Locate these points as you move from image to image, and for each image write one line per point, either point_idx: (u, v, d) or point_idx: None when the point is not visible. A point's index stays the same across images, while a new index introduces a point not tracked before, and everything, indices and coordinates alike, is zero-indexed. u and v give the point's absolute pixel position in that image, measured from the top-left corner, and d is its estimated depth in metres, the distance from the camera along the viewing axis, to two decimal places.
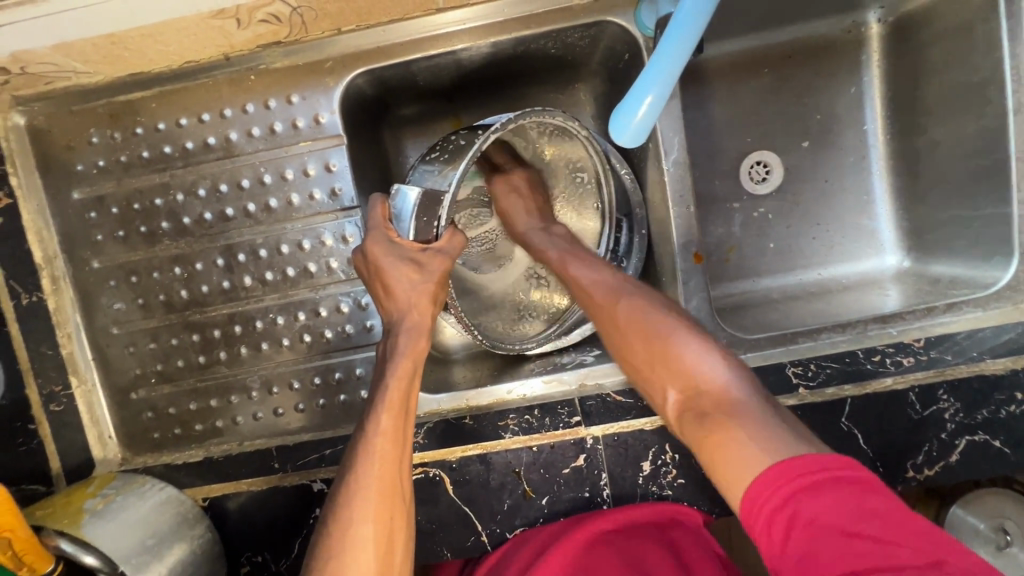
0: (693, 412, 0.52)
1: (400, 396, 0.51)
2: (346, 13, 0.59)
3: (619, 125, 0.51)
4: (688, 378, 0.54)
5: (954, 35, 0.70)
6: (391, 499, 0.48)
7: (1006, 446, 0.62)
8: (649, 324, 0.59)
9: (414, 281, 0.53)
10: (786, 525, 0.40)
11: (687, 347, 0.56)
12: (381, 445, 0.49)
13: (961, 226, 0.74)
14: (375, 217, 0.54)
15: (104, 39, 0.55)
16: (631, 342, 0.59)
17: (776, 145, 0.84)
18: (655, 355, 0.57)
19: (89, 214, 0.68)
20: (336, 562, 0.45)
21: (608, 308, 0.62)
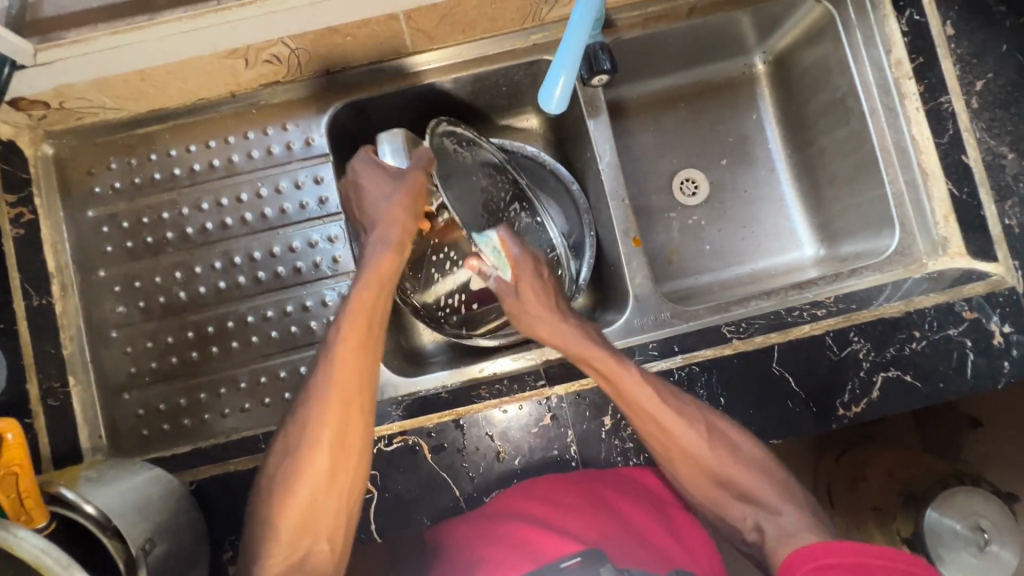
0: (740, 505, 0.67)
1: (369, 306, 0.63)
2: (334, 56, 0.74)
3: (545, 94, 0.61)
4: (735, 473, 0.67)
5: (817, 65, 0.88)
6: (350, 385, 0.61)
7: (916, 379, 0.71)
8: (712, 439, 0.67)
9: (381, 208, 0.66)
10: (832, 571, 0.52)
11: (743, 461, 0.67)
12: (343, 341, 0.62)
13: (854, 212, 0.88)
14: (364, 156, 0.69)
15: (134, 75, 0.68)
16: (697, 456, 0.67)
17: (699, 164, 1.00)
18: (716, 463, 0.67)
19: (101, 228, 0.77)
20: (302, 456, 0.59)
21: (680, 434, 0.66)
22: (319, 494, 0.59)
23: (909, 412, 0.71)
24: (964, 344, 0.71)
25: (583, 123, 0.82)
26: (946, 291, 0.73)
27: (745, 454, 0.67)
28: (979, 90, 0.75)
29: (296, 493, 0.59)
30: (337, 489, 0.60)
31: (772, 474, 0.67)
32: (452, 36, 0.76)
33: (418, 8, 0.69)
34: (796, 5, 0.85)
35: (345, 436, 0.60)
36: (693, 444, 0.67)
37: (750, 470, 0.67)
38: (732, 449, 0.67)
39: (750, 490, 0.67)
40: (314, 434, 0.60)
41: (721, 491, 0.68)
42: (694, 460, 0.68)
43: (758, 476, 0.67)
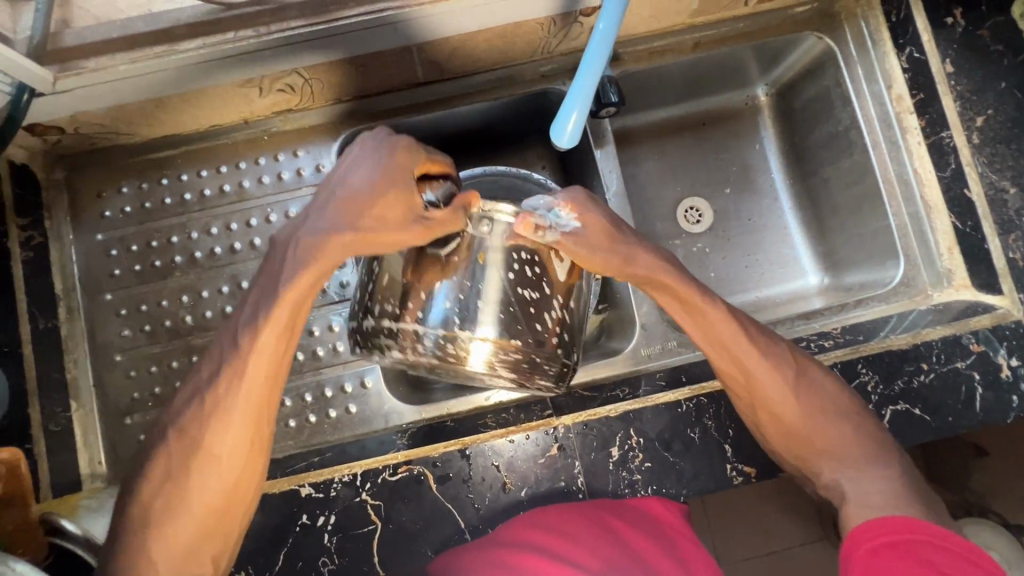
0: (825, 462, 0.66)
1: (285, 319, 0.54)
2: (347, 86, 0.76)
3: (557, 130, 0.61)
4: (828, 424, 0.65)
5: (819, 99, 0.90)
6: (253, 433, 0.55)
7: (925, 412, 0.70)
8: (804, 400, 0.65)
9: (348, 214, 0.53)
10: (892, 552, 0.58)
11: (839, 425, 0.65)
12: (250, 386, 0.54)
13: (858, 243, 0.89)
14: (400, 144, 0.56)
15: (151, 102, 0.70)
16: (790, 417, 0.65)
17: (703, 193, 1.01)
18: (808, 414, 0.65)
19: (110, 251, 0.77)
20: (187, 473, 0.54)
21: (768, 393, 0.65)
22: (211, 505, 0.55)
23: (919, 446, 0.71)
24: (972, 378, 0.71)
25: (590, 153, 0.84)
26: (951, 323, 0.73)
27: (837, 408, 0.66)
28: (980, 126, 0.77)
29: (163, 540, 0.54)
30: (218, 508, 0.55)
31: (864, 429, 0.65)
32: (462, 68, 0.78)
33: (431, 40, 0.70)
34: (798, 40, 0.87)
35: (241, 481, 0.56)
36: (782, 404, 0.65)
37: (842, 422, 0.65)
38: (823, 411, 0.65)
39: (848, 455, 0.65)
40: (205, 479, 0.54)
41: (806, 449, 0.66)
42: (787, 425, 0.66)
43: (853, 432, 0.65)
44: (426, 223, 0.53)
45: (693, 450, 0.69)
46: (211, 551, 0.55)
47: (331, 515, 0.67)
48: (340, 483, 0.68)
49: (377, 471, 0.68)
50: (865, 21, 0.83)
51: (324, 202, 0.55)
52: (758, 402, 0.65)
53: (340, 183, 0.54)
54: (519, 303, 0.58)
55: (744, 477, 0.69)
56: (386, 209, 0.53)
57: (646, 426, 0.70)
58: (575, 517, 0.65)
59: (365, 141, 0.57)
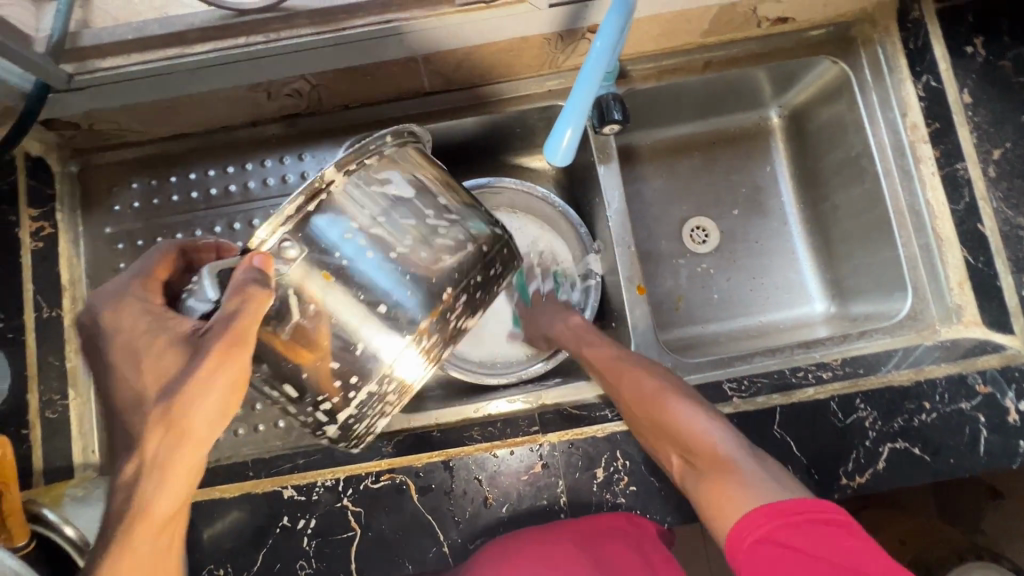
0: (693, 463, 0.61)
1: (159, 512, 0.44)
2: (353, 92, 0.77)
3: (551, 149, 0.62)
4: (675, 419, 0.63)
5: (832, 124, 0.88)
6: None
7: (925, 453, 0.68)
8: (646, 385, 0.66)
9: (151, 431, 0.44)
10: (765, 548, 0.51)
11: (687, 412, 0.63)
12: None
13: (867, 272, 0.87)
14: (118, 319, 0.48)
15: (162, 102, 0.72)
16: (641, 405, 0.65)
17: (710, 213, 0.99)
18: (660, 410, 0.64)
19: (116, 245, 0.79)
20: None
21: (622, 381, 0.68)
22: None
23: (918, 487, 0.68)
24: (977, 420, 0.68)
25: (594, 168, 0.83)
26: (958, 361, 0.71)
27: (682, 398, 0.65)
28: (996, 158, 0.75)
29: None
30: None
31: (720, 423, 0.63)
32: (469, 79, 0.78)
33: (438, 52, 0.71)
34: (813, 63, 0.85)
35: None
36: (628, 389, 0.66)
37: (698, 420, 0.63)
38: (664, 396, 0.64)
39: (689, 445, 0.61)
40: None
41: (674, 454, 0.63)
42: (635, 410, 0.65)
43: (693, 418, 0.63)
44: (234, 344, 0.44)
45: None
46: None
47: (311, 519, 0.67)
48: (322, 487, 0.68)
49: (360, 478, 0.68)
50: (882, 47, 0.81)
51: (123, 419, 0.45)
52: (618, 390, 0.67)
53: (117, 410, 0.46)
54: (404, 258, 0.50)
55: None
56: (185, 387, 0.44)
57: (633, 450, 0.68)
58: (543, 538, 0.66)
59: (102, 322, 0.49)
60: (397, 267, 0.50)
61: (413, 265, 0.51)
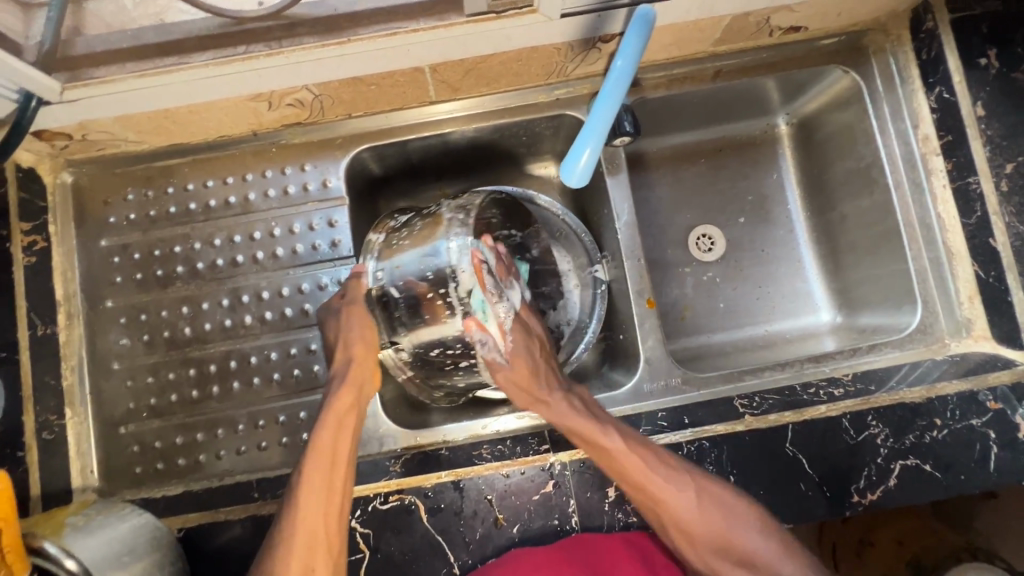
0: (736, 567, 0.63)
1: (348, 422, 0.63)
2: (357, 102, 0.74)
3: (569, 168, 0.64)
4: (762, 570, 0.62)
5: (841, 133, 0.87)
6: (335, 503, 0.60)
7: (936, 469, 0.68)
8: (701, 504, 0.63)
9: (335, 373, 0.66)
10: None
11: (739, 531, 0.62)
12: (315, 465, 0.60)
13: (875, 283, 0.86)
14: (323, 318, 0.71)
15: (159, 113, 0.69)
16: (683, 521, 0.64)
17: (717, 221, 0.98)
18: (711, 533, 0.63)
19: (112, 258, 0.76)
20: (286, 547, 0.57)
21: (667, 499, 0.63)
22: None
23: (928, 503, 0.68)
24: (987, 436, 0.68)
25: (602, 180, 0.82)
26: (967, 377, 0.71)
27: (737, 516, 0.62)
28: (1009, 172, 0.73)
29: None
30: (319, 544, 0.57)
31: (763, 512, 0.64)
32: (475, 88, 0.76)
33: (444, 62, 0.69)
34: (823, 73, 0.84)
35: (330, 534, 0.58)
36: (679, 506, 0.63)
37: (744, 507, 0.63)
38: (724, 522, 0.62)
39: (751, 562, 0.63)
40: (304, 536, 0.57)
41: (722, 555, 0.64)
42: (686, 525, 0.64)
43: (745, 533, 0.62)
44: (359, 304, 0.68)
45: None
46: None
47: None
48: None
49: (367, 499, 0.67)
50: (894, 57, 0.80)
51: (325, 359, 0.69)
52: (667, 508, 0.63)
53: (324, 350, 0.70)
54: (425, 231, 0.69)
55: None
56: (340, 341, 0.67)
57: None
58: (548, 550, 0.64)
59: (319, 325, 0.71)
60: (423, 237, 0.68)
61: (432, 228, 0.69)
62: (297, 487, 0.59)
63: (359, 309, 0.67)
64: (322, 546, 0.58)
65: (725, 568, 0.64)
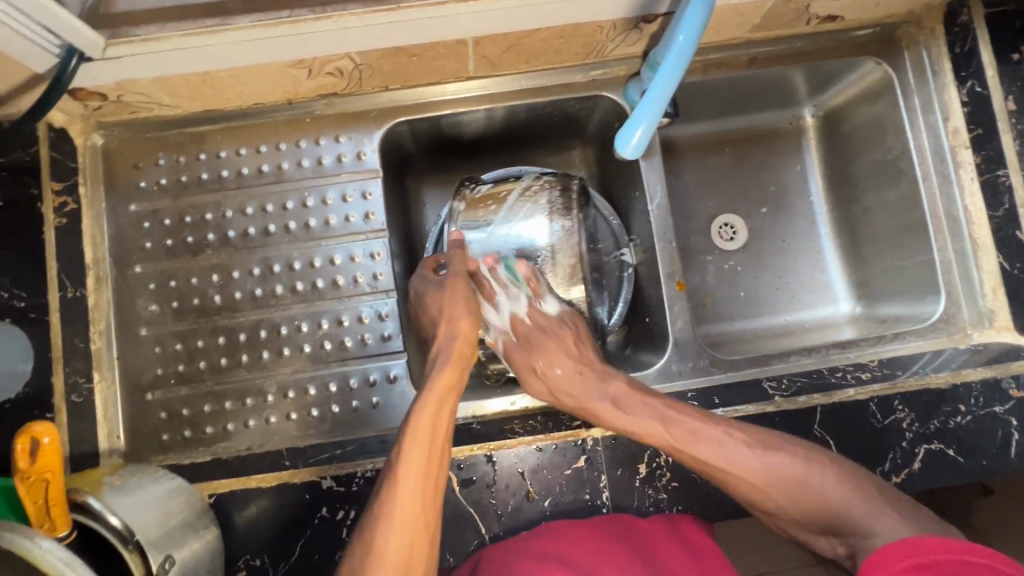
0: (832, 537, 0.62)
1: (449, 397, 0.63)
2: (395, 74, 0.74)
3: (620, 144, 0.69)
4: (854, 536, 0.60)
5: (869, 125, 0.88)
6: (432, 479, 0.59)
7: (959, 454, 0.69)
8: (759, 463, 0.63)
9: (435, 349, 0.68)
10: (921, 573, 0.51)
11: (813, 480, 0.62)
12: (416, 436, 0.60)
13: (897, 274, 0.88)
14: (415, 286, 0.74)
15: (197, 76, 0.68)
16: (755, 487, 0.63)
17: (740, 210, 0.99)
18: (785, 498, 0.63)
19: (142, 223, 0.76)
20: (383, 516, 0.56)
21: (716, 461, 0.63)
22: (410, 551, 0.55)
23: (950, 487, 0.70)
24: (1009, 423, 0.70)
25: (635, 162, 0.82)
26: (990, 365, 0.72)
27: (805, 474, 0.62)
28: None
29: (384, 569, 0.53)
30: (418, 519, 0.56)
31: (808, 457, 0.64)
32: (514, 65, 0.76)
33: (489, 35, 0.69)
34: (856, 64, 0.85)
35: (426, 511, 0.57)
36: (733, 469, 0.63)
37: (806, 466, 0.62)
38: (787, 473, 0.62)
39: (838, 527, 0.61)
40: (402, 509, 0.56)
41: (801, 523, 0.63)
42: (756, 484, 0.63)
43: (819, 486, 0.62)
44: (458, 276, 0.71)
45: None
46: (421, 552, 0.55)
47: (351, 511, 0.65)
48: (363, 478, 0.66)
49: None
50: (927, 50, 0.81)
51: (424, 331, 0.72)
52: (730, 480, 0.63)
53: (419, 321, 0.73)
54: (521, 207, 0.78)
55: None
56: (438, 311, 0.70)
57: None
58: (585, 525, 0.64)
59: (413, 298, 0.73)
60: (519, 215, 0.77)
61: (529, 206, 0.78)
62: (397, 458, 0.59)
63: (455, 279, 0.71)
64: (418, 521, 0.56)
65: (824, 542, 0.63)
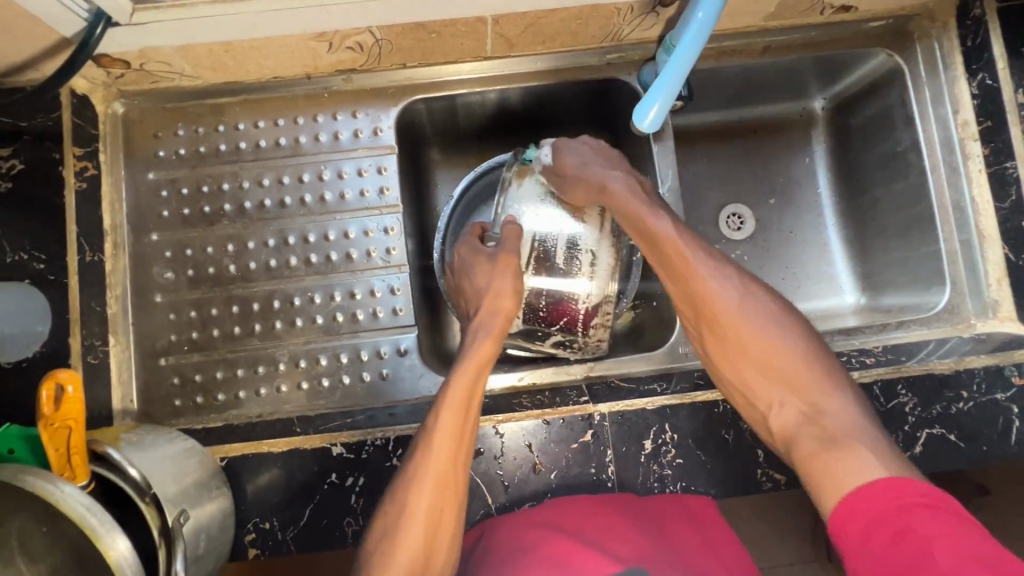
0: (783, 397, 0.66)
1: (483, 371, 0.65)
2: (413, 52, 0.75)
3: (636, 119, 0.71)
4: (806, 398, 0.65)
5: (879, 117, 0.89)
6: (461, 446, 0.61)
7: (960, 440, 0.70)
8: (744, 301, 0.70)
9: (476, 321, 0.70)
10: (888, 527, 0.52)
11: (785, 336, 0.68)
12: (451, 405, 0.61)
13: (902, 265, 0.89)
14: (460, 255, 0.76)
15: (220, 46, 0.68)
16: (723, 317, 0.69)
17: (748, 200, 1.00)
18: (754, 354, 0.68)
19: (160, 192, 0.77)
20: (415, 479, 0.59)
21: (704, 280, 0.70)
22: (439, 514, 0.59)
23: (950, 472, 0.71)
24: (1011, 411, 0.71)
25: (648, 147, 0.83)
26: (993, 353, 0.73)
27: (785, 331, 0.69)
28: None
29: (414, 530, 0.57)
30: (448, 485, 0.59)
31: (839, 373, 0.65)
32: (531, 46, 0.77)
33: (508, 13, 0.70)
34: (867, 55, 0.86)
35: (455, 477, 0.60)
36: (716, 290, 0.70)
37: (790, 336, 0.68)
38: (765, 324, 0.69)
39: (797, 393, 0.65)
40: (432, 473, 0.59)
41: (758, 374, 0.67)
42: (730, 317, 0.69)
43: (795, 348, 0.67)
44: (507, 253, 0.72)
45: (725, 453, 0.69)
46: (449, 520, 0.59)
47: (360, 477, 0.66)
48: (373, 446, 0.66)
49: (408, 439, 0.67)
50: (938, 43, 0.82)
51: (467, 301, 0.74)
52: (709, 300, 0.70)
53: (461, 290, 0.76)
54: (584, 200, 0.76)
55: (773, 483, 0.68)
56: (480, 286, 0.72)
57: (682, 423, 0.69)
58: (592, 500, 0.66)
59: (459, 268, 0.76)
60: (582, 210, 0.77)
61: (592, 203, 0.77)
62: (432, 428, 0.60)
63: (507, 256, 0.72)
64: (445, 486, 0.59)
65: (776, 403, 0.66)
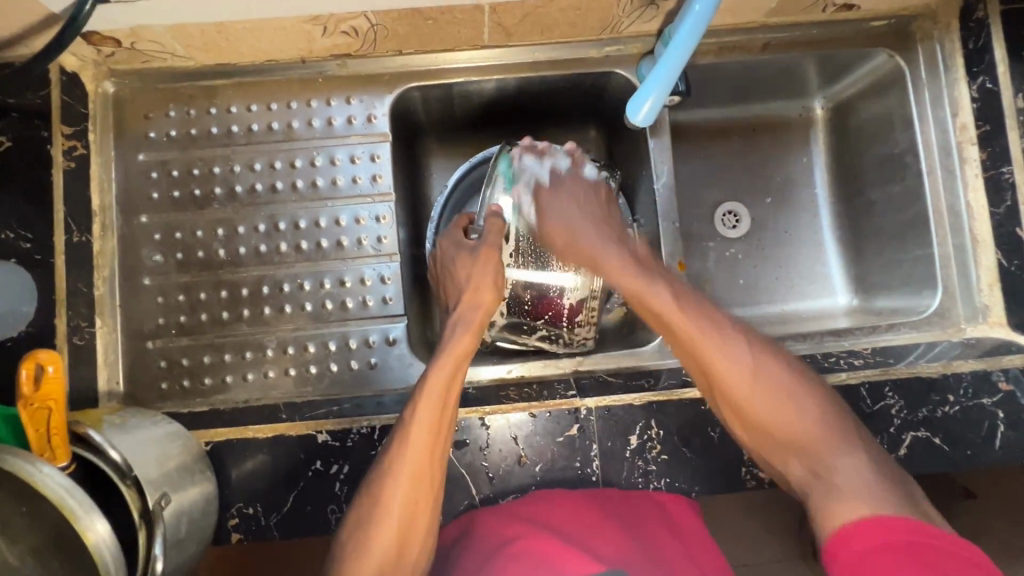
0: (796, 458, 0.61)
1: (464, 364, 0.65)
2: (409, 39, 0.74)
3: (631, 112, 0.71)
4: (823, 459, 0.60)
5: (878, 118, 0.89)
6: (439, 438, 0.61)
7: (945, 443, 0.70)
8: (752, 361, 0.65)
9: (456, 311, 0.70)
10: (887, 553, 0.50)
11: (797, 396, 0.63)
12: (430, 399, 0.61)
13: (896, 268, 0.89)
14: (444, 244, 0.77)
15: (212, 27, 0.67)
16: (730, 387, 0.64)
17: (744, 198, 0.99)
18: (758, 402, 0.63)
19: (150, 173, 0.76)
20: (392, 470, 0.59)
21: (715, 355, 0.65)
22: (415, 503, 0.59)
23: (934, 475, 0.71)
24: (996, 416, 0.71)
25: (644, 141, 0.82)
26: (982, 358, 0.73)
27: (793, 387, 0.63)
28: None
29: (388, 519, 0.57)
30: (424, 476, 0.59)
31: (829, 398, 0.63)
32: (529, 36, 0.76)
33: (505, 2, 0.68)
34: (868, 56, 0.85)
35: (432, 468, 0.60)
36: (724, 363, 0.65)
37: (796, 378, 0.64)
38: (779, 384, 0.64)
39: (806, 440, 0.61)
40: (409, 466, 0.59)
41: (767, 436, 0.63)
42: (741, 387, 0.64)
43: (807, 402, 0.62)
44: (490, 245, 0.73)
45: (710, 450, 0.69)
46: (425, 508, 0.59)
47: (345, 465, 0.65)
48: (359, 434, 0.66)
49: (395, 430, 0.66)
50: (941, 45, 0.81)
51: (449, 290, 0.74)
52: (718, 369, 0.65)
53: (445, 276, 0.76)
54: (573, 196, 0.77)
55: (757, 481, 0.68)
56: (464, 280, 0.72)
57: (668, 420, 0.69)
58: (576, 495, 0.66)
59: (443, 257, 0.76)
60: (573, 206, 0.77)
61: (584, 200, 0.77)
62: (409, 420, 0.60)
63: (489, 249, 0.73)
64: (423, 478, 0.59)
65: (787, 463, 0.62)
